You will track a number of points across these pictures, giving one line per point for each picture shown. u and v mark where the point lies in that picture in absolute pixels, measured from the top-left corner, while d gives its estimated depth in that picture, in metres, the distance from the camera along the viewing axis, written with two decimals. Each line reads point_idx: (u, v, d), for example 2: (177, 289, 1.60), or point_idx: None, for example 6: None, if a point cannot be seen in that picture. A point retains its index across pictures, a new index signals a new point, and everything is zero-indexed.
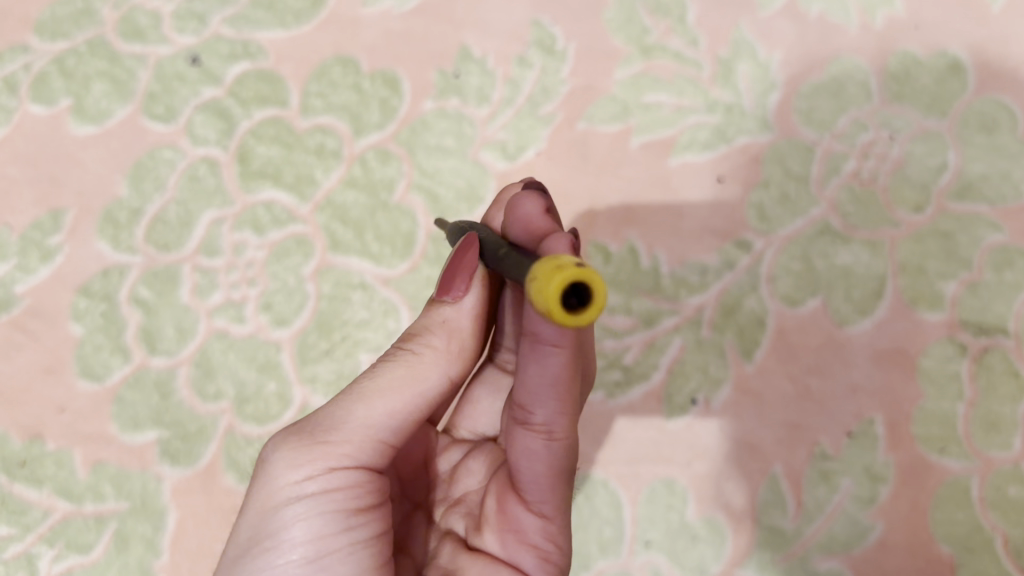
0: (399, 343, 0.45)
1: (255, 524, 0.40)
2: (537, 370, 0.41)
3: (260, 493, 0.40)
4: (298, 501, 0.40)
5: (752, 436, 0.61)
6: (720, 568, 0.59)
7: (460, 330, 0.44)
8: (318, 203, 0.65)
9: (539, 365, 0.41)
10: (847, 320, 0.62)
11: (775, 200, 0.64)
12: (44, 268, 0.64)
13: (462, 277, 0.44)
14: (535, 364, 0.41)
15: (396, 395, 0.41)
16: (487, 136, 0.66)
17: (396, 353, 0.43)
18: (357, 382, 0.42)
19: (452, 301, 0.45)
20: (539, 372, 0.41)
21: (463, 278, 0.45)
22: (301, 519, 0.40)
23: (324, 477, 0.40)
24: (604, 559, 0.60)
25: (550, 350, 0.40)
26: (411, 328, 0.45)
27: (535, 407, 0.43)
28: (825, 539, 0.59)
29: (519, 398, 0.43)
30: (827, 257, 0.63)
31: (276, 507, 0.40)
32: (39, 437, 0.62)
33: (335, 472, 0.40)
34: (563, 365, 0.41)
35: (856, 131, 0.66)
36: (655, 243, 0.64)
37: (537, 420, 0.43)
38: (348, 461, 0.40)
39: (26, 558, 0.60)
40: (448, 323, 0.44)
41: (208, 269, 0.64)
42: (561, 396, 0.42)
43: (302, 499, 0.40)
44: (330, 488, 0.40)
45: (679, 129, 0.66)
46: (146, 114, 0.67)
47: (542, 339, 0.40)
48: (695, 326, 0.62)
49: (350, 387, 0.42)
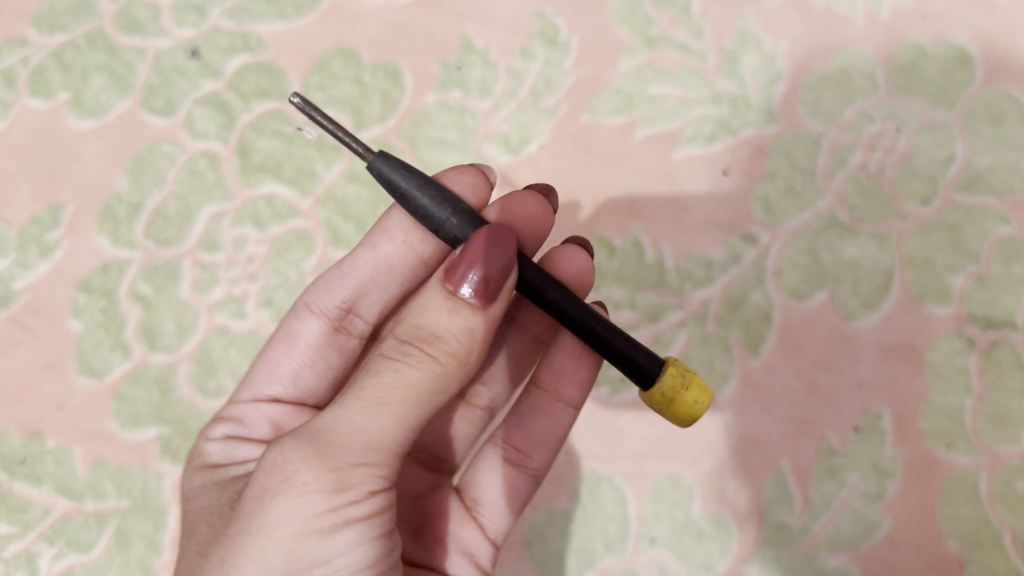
0: (413, 337, 0.38)
1: (297, 555, 0.36)
2: (548, 423, 0.52)
3: (299, 522, 0.36)
4: (346, 530, 0.37)
5: (759, 431, 0.60)
6: (727, 565, 0.58)
7: (484, 335, 0.39)
8: (319, 197, 0.64)
9: (549, 420, 0.52)
10: (854, 313, 0.61)
11: (781, 193, 0.63)
12: (43, 264, 0.64)
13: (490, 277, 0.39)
14: (544, 419, 0.52)
15: (423, 412, 0.38)
16: (490, 129, 0.65)
17: (415, 355, 0.38)
18: (380, 391, 0.37)
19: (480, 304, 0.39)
20: (548, 426, 0.52)
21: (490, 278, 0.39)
22: (345, 546, 0.37)
23: (367, 503, 0.37)
24: (609, 556, 0.59)
25: (565, 409, 0.52)
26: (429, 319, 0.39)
27: (534, 452, 0.52)
28: (832, 535, 0.58)
29: (515, 440, 0.52)
30: (834, 250, 0.62)
31: (321, 539, 0.36)
32: (39, 434, 0.61)
33: (375, 496, 0.37)
34: (567, 425, 0.52)
35: (863, 122, 0.65)
36: (660, 237, 0.63)
37: (532, 464, 0.52)
38: (385, 481, 0.38)
39: (26, 557, 0.59)
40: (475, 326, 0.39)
41: (208, 265, 0.64)
42: (552, 450, 0.52)
43: (349, 527, 0.37)
44: (371, 510, 0.38)
45: (684, 122, 0.65)
46: (145, 107, 0.67)
47: (564, 399, 0.52)
48: (700, 321, 0.61)
49: (369, 394, 0.37)
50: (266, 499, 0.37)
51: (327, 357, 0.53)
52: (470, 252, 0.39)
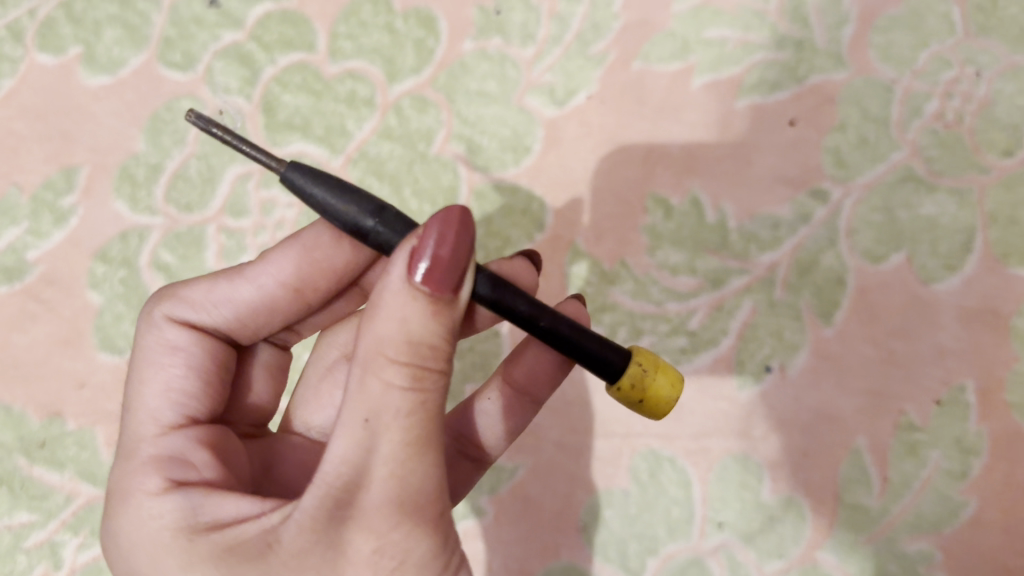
0: (428, 358, 0.32)
1: None
2: (516, 421, 0.47)
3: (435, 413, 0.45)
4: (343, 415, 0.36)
5: (834, 405, 0.55)
6: (801, 552, 0.53)
7: (389, 285, 0.33)
8: (351, 155, 0.60)
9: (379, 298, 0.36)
10: (934, 277, 0.56)
11: (852, 145, 0.58)
12: (58, 232, 0.59)
13: (445, 256, 0.33)
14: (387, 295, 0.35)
15: (428, 387, 0.33)
16: (533, 79, 0.60)
17: (416, 381, 0.32)
18: (425, 401, 0.32)
19: (461, 297, 0.34)
20: (517, 424, 0.47)
21: (446, 254, 0.33)
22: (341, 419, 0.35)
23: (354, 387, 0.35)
24: (673, 542, 0.53)
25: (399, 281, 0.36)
26: (399, 328, 0.32)
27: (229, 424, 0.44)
28: (913, 518, 0.53)
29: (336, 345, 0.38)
30: (911, 208, 0.57)
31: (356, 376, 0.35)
32: (59, 415, 0.57)
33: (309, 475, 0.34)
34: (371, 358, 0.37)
35: (938, 67, 0.59)
36: (721, 195, 0.58)
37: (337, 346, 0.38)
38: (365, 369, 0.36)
39: (49, 546, 0.55)
40: (456, 324, 0.34)
41: (235, 230, 0.59)
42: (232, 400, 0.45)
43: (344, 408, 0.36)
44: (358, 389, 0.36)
45: (746, 68, 0.60)
46: (163, 61, 0.62)
47: (535, 399, 0.47)
48: (767, 286, 0.56)
49: (426, 397, 0.32)
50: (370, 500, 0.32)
51: (191, 358, 0.43)
52: (452, 240, 0.33)
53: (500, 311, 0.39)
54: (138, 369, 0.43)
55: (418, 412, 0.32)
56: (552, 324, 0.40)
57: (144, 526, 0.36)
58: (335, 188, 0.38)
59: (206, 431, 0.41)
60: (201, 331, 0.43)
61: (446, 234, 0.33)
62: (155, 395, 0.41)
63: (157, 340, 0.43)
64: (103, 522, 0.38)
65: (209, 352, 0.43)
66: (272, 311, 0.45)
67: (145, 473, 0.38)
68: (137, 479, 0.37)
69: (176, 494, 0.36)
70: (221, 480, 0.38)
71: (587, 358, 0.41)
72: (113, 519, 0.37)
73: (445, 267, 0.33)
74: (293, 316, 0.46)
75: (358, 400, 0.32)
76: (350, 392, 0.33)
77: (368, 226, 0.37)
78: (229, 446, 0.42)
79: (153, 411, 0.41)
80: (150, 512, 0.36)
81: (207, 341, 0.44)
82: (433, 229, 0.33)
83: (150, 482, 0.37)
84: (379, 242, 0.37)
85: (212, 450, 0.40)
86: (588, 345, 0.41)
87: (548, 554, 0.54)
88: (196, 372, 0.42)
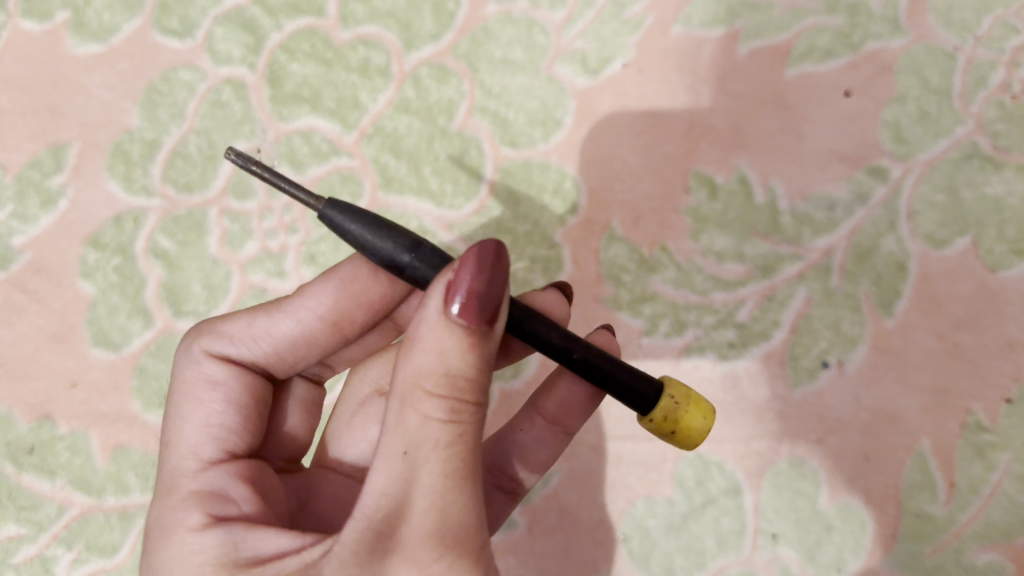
0: (467, 389, 0.29)
1: None
2: (548, 453, 0.43)
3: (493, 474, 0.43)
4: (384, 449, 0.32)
5: (896, 404, 0.50)
6: (860, 565, 0.49)
7: (428, 316, 0.30)
8: (365, 130, 0.55)
9: None
10: (1002, 262, 0.51)
11: (913, 118, 0.53)
12: (46, 216, 0.54)
13: (484, 289, 0.29)
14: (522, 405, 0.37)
15: (469, 419, 0.29)
16: (563, 47, 0.55)
17: (454, 414, 0.29)
18: (466, 432, 0.29)
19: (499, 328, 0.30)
20: (549, 456, 0.43)
21: (486, 287, 0.30)
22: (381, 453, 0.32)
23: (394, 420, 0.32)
24: (722, 556, 0.49)
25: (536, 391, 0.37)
26: (436, 359, 0.29)
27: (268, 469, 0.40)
28: (982, 527, 0.48)
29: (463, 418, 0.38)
30: (976, 187, 0.52)
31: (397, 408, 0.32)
32: (49, 418, 0.52)
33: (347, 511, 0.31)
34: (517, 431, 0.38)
35: (1005, 32, 0.53)
36: (770, 172, 0.53)
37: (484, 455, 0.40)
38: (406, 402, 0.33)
39: (41, 562, 0.51)
40: (496, 357, 0.30)
41: (240, 214, 0.54)
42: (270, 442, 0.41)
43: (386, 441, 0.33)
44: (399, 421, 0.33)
45: (796, 34, 0.54)
46: (158, 28, 0.56)
47: (566, 431, 0.43)
48: (823, 274, 0.51)
49: (466, 427, 0.29)
50: (408, 535, 0.28)
51: (229, 394, 0.39)
52: (494, 274, 0.30)
53: (529, 339, 0.36)
54: (174, 405, 0.39)
55: (458, 444, 0.29)
56: (584, 353, 0.36)
57: (182, 563, 0.33)
58: (372, 222, 0.35)
59: (244, 466, 0.38)
60: (239, 366, 0.40)
61: (482, 262, 0.30)
62: (193, 429, 0.38)
63: (195, 374, 0.39)
64: (144, 563, 0.35)
65: (250, 387, 0.40)
66: (308, 344, 0.40)
67: (185, 508, 0.35)
68: (177, 514, 0.35)
69: (217, 529, 0.33)
70: (262, 516, 0.35)
71: (624, 395, 0.37)
72: (154, 559, 0.34)
73: (486, 297, 0.29)
74: (331, 350, 0.41)
75: (396, 432, 0.29)
76: (387, 424, 0.30)
77: (404, 261, 0.34)
78: (266, 482, 0.38)
79: (192, 445, 0.38)
80: (190, 548, 0.33)
81: (247, 376, 0.40)
82: (471, 263, 0.30)
83: (189, 516, 0.34)
84: (415, 278, 0.34)
85: (251, 485, 0.37)
86: (623, 377, 0.37)
87: (585, 568, 0.50)
88: (236, 408, 0.39)
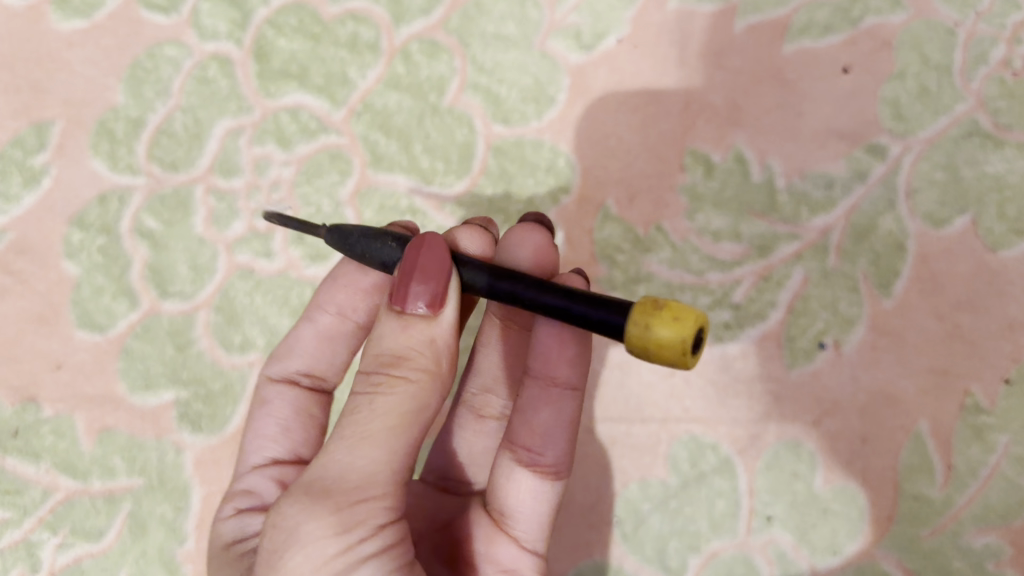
0: (393, 360, 0.33)
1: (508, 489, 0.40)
2: (552, 415, 0.40)
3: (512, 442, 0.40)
4: None
5: (894, 385, 0.49)
6: (857, 549, 0.48)
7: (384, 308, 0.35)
8: (354, 107, 0.54)
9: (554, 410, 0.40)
10: (1002, 242, 0.50)
11: (913, 94, 0.52)
12: (29, 195, 0.53)
13: (421, 274, 0.34)
14: (548, 408, 0.40)
15: (389, 383, 0.32)
16: (557, 21, 0.54)
17: (383, 385, 0.32)
18: (383, 395, 0.32)
19: (438, 312, 0.33)
20: (555, 417, 0.40)
21: (422, 273, 0.34)
22: None
23: None
24: (717, 538, 0.49)
25: (567, 394, 0.39)
26: (377, 342, 0.34)
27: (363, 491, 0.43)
28: (980, 509, 0.48)
29: (518, 437, 0.40)
30: (976, 165, 0.51)
31: None
32: (34, 401, 0.52)
33: None
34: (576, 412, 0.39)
35: (1006, 9, 0.52)
36: (768, 150, 0.52)
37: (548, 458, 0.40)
38: None
39: (26, 547, 0.50)
40: (441, 339, 0.34)
41: (226, 192, 0.53)
42: None
43: None
44: None
45: (794, 9, 0.53)
46: (143, 4, 0.55)
47: (559, 383, 0.39)
48: (820, 254, 0.50)
49: (385, 390, 0.32)
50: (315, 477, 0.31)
51: (272, 407, 0.45)
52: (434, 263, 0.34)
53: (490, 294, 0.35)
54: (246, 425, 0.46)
55: (374, 403, 0.32)
56: (538, 296, 0.33)
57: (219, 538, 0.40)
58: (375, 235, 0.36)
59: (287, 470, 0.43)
60: (292, 382, 0.45)
61: (427, 250, 0.34)
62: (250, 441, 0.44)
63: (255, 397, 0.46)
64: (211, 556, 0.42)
65: (297, 402, 0.45)
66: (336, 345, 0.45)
67: (228, 501, 0.42)
68: (226, 502, 0.42)
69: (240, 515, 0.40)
70: None
71: (603, 326, 0.32)
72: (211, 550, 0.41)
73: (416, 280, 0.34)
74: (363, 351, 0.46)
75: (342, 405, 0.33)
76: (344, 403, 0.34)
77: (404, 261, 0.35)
78: None
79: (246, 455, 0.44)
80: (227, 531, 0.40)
81: (294, 392, 0.45)
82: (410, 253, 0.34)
83: (230, 509, 0.41)
84: None
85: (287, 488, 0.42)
86: (585, 313, 0.32)
87: (577, 552, 0.49)
88: (282, 420, 0.44)
